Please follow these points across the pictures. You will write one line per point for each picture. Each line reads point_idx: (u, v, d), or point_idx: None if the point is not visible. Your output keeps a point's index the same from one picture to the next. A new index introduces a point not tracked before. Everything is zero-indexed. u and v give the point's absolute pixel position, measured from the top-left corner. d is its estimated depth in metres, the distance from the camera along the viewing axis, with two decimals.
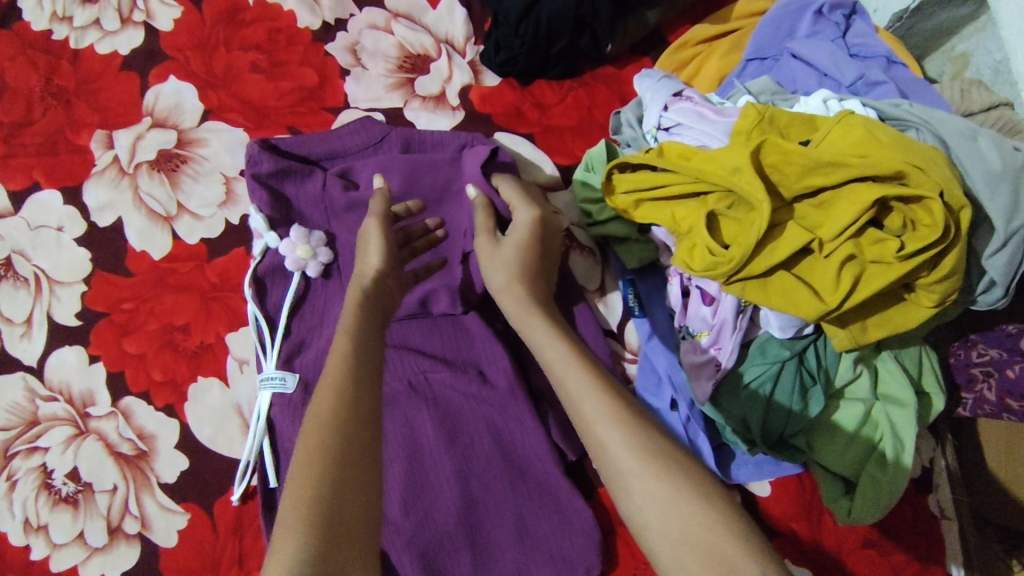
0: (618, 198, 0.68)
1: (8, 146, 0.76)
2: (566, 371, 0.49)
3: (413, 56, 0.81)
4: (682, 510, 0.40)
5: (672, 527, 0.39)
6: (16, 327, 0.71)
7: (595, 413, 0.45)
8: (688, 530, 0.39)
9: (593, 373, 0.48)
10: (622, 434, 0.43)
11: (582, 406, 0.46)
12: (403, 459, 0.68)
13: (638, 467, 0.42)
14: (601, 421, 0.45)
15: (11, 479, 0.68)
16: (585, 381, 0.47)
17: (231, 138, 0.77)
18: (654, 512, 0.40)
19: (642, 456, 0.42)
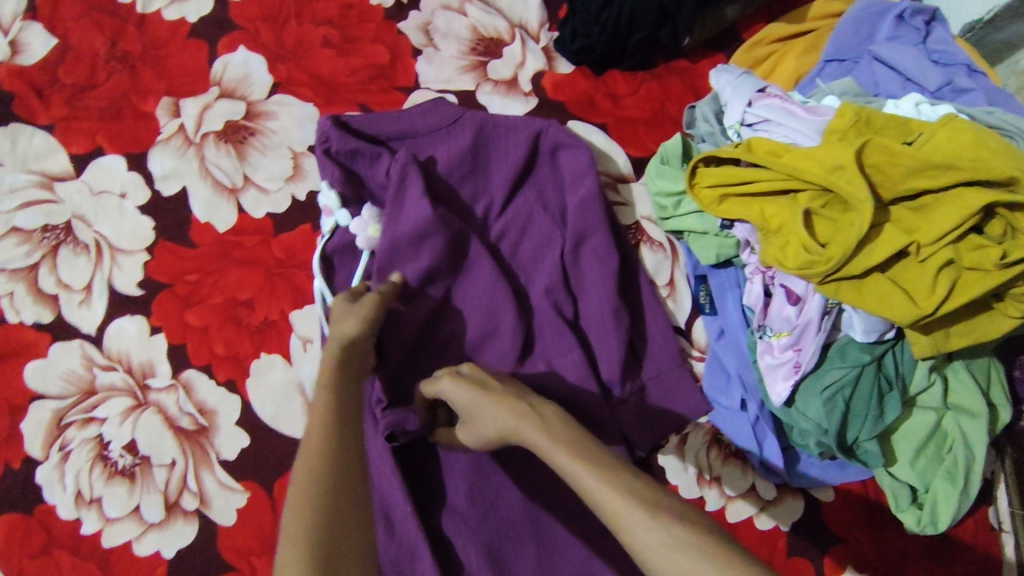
0: (702, 191, 0.66)
1: (71, 109, 0.74)
2: (561, 458, 0.48)
3: (486, 39, 0.80)
4: None
5: None
6: (75, 294, 0.69)
7: (607, 509, 0.43)
8: None
9: (591, 461, 0.46)
10: (644, 529, 0.41)
11: (593, 494, 0.44)
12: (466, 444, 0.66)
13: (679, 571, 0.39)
14: (614, 520, 0.43)
15: (65, 450, 0.66)
16: (585, 471, 0.46)
17: (301, 112, 0.76)
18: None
19: (673, 558, 0.39)
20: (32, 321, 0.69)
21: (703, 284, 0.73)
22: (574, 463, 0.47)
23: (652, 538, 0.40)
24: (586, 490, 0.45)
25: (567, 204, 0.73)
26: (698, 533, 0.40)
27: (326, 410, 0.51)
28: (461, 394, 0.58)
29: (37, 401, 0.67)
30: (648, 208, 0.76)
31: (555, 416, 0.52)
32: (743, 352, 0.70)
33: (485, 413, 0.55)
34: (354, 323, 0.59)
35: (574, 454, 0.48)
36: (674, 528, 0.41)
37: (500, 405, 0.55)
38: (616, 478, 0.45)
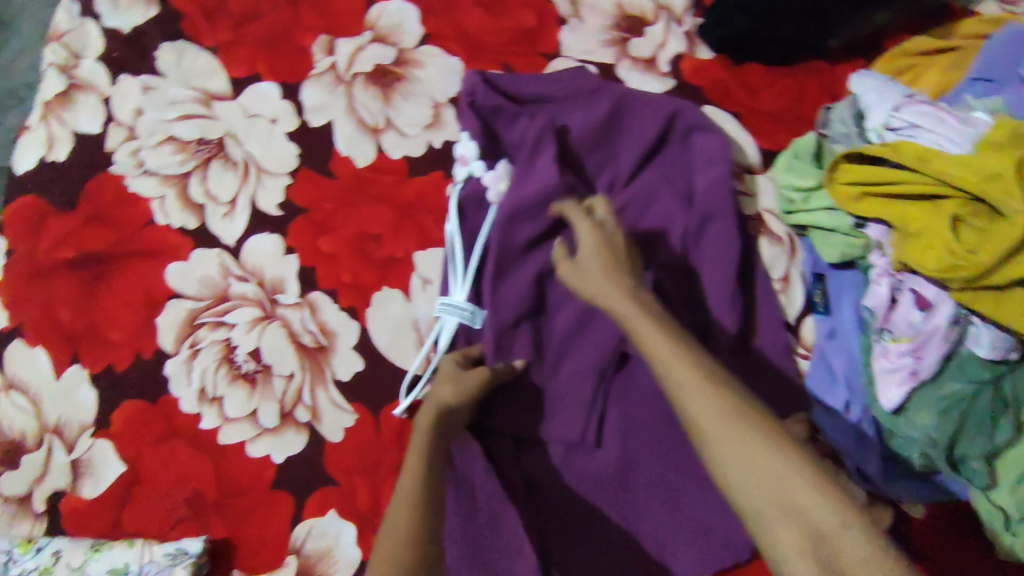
0: (843, 188, 0.67)
1: (235, 35, 0.78)
2: (653, 337, 0.53)
3: (632, 17, 0.81)
4: (754, 456, 0.46)
5: (736, 451, 0.47)
6: (220, 206, 0.74)
7: (673, 377, 0.51)
8: (748, 454, 0.46)
9: (672, 345, 0.52)
10: (702, 400, 0.49)
11: (675, 378, 0.51)
12: (577, 403, 0.67)
13: (726, 432, 0.47)
14: (676, 387, 0.50)
15: (194, 348, 0.70)
16: (665, 352, 0.52)
17: (447, 65, 0.79)
18: (725, 454, 0.47)
19: (719, 422, 0.48)
20: (178, 225, 0.73)
21: (820, 283, 0.74)
22: (663, 343, 0.53)
23: (705, 404, 0.49)
24: (659, 365, 0.52)
25: (694, 185, 0.73)
26: (744, 410, 0.48)
27: (416, 470, 0.56)
28: (586, 235, 0.63)
29: (174, 299, 0.71)
30: (772, 201, 0.76)
31: (649, 301, 0.58)
32: (853, 356, 0.70)
33: (592, 275, 0.60)
34: (449, 395, 0.60)
35: (661, 334, 0.53)
36: (727, 400, 0.49)
37: (612, 271, 0.59)
38: (691, 363, 0.51)
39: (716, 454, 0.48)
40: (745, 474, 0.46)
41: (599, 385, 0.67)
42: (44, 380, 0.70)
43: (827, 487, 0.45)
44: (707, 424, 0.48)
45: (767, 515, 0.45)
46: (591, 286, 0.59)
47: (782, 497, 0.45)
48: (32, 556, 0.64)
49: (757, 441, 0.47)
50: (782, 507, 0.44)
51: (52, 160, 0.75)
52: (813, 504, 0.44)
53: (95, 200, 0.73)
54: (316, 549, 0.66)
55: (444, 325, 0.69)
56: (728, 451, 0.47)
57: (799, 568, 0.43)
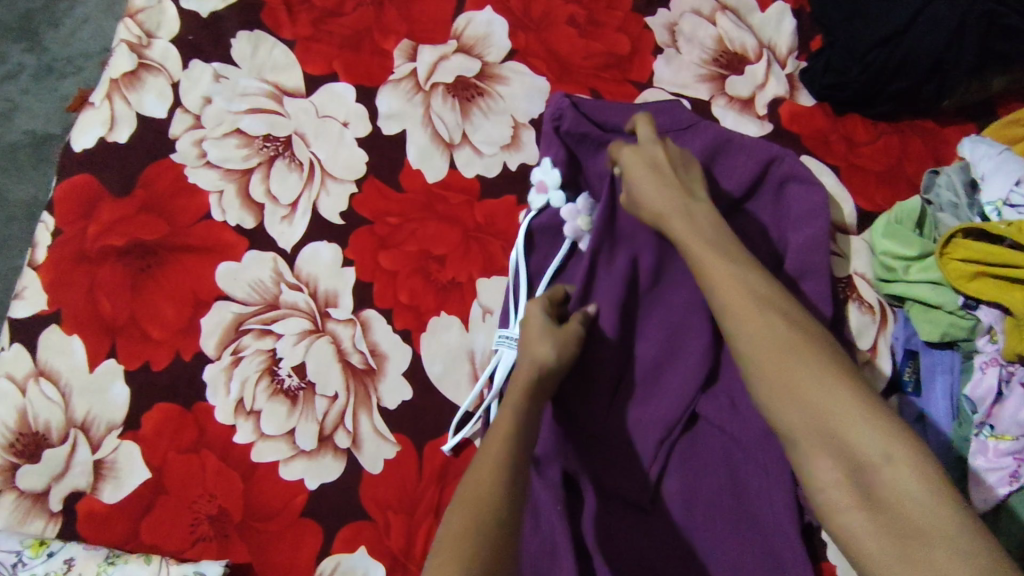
0: (953, 264, 0.61)
1: (315, 31, 0.75)
2: (698, 252, 0.53)
3: (731, 53, 0.76)
4: (788, 374, 0.45)
5: (769, 370, 0.46)
6: (280, 208, 0.70)
7: (724, 301, 0.50)
8: (782, 372, 0.45)
9: (726, 268, 0.51)
10: (751, 326, 0.48)
11: (716, 292, 0.51)
12: (641, 457, 0.63)
13: (762, 349, 0.47)
14: (721, 307, 0.50)
15: (237, 355, 0.66)
16: (718, 276, 0.51)
17: (532, 84, 0.74)
18: (769, 382, 0.46)
19: (761, 343, 0.47)
20: (234, 223, 0.70)
21: (912, 361, 0.67)
22: (709, 257, 0.53)
23: (754, 331, 0.47)
24: (706, 280, 0.52)
25: (787, 241, 0.68)
26: (797, 337, 0.46)
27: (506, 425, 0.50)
28: (629, 155, 0.62)
29: (222, 301, 0.67)
30: (865, 265, 0.70)
31: (710, 218, 0.57)
32: (942, 443, 0.63)
33: (654, 195, 0.59)
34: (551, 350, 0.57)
35: (717, 259, 0.52)
36: (780, 327, 0.47)
37: (669, 185, 0.59)
38: (745, 286, 0.50)
39: (756, 377, 0.47)
40: (788, 401, 0.44)
41: (665, 441, 0.63)
42: (77, 370, 0.66)
43: (880, 417, 0.43)
44: (750, 342, 0.47)
45: (804, 441, 0.44)
46: (653, 202, 0.59)
47: (824, 426, 0.43)
48: (43, 560, 0.60)
49: (808, 369, 0.45)
50: (820, 433, 0.43)
51: (110, 140, 0.71)
52: (862, 437, 0.42)
53: (151, 188, 0.70)
54: None
55: (504, 357, 0.64)
56: (769, 374, 0.46)
57: (837, 497, 0.42)
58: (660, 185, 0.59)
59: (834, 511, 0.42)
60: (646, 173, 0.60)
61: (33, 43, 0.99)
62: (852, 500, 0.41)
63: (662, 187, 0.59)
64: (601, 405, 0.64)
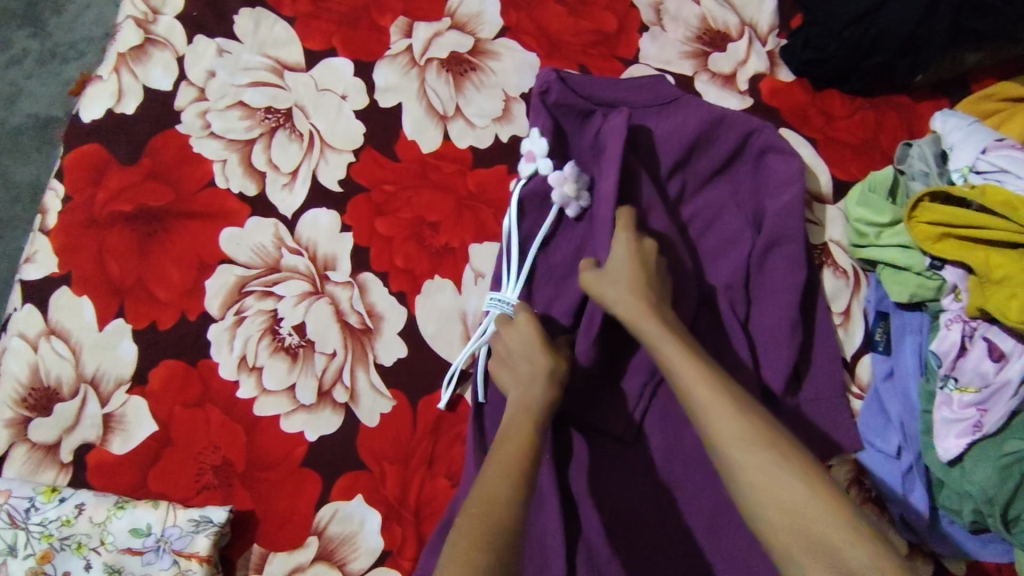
0: (921, 226, 0.64)
1: (315, 7, 0.78)
2: (673, 355, 0.54)
3: (714, 31, 0.80)
4: (775, 486, 0.46)
5: (755, 480, 0.46)
6: (281, 176, 0.73)
7: (700, 401, 0.51)
8: (768, 483, 0.46)
9: (700, 369, 0.52)
10: (729, 429, 0.49)
11: (693, 396, 0.51)
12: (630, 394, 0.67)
13: (744, 460, 0.47)
14: (701, 413, 0.50)
15: (240, 315, 0.69)
16: (694, 378, 0.52)
17: (523, 60, 0.78)
18: (754, 485, 0.46)
19: (742, 451, 0.47)
20: (237, 190, 0.73)
21: (882, 321, 0.71)
22: (686, 361, 0.53)
23: (734, 436, 0.48)
24: (683, 388, 0.52)
25: (765, 208, 0.72)
26: (776, 439, 0.48)
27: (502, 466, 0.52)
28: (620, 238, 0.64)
29: (225, 264, 0.70)
30: (839, 232, 0.74)
31: (672, 320, 0.59)
32: (911, 400, 0.67)
33: (621, 281, 0.60)
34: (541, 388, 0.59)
35: (691, 361, 0.53)
36: (755, 430, 0.48)
37: (637, 280, 0.60)
38: (718, 389, 0.51)
39: (742, 486, 0.47)
40: (776, 507, 0.45)
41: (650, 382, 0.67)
42: (86, 330, 0.69)
43: (862, 533, 0.44)
44: (728, 445, 0.48)
45: (796, 557, 0.44)
46: (617, 296, 0.60)
47: (814, 534, 0.44)
48: (55, 505, 0.63)
49: (787, 476, 0.46)
50: (812, 546, 0.44)
51: (118, 111, 0.74)
52: (851, 552, 0.43)
53: (157, 156, 0.73)
54: (339, 534, 0.64)
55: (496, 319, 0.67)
56: (755, 484, 0.46)
57: None
58: (637, 288, 0.60)
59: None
60: (626, 272, 0.61)
61: (38, 28, 1.02)
62: None
63: (637, 290, 0.60)
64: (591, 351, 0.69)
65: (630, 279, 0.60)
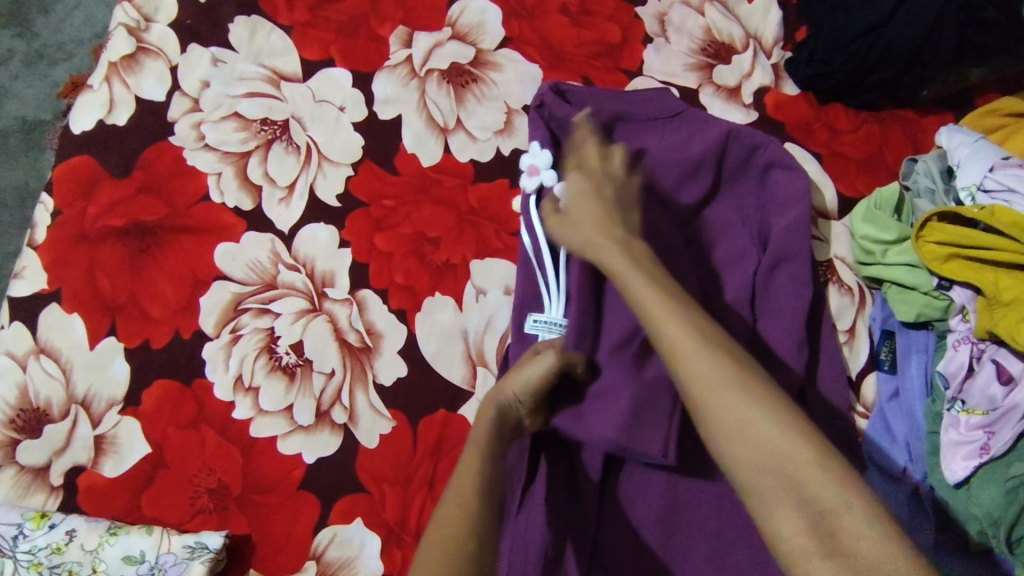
0: (927, 246, 0.64)
1: (312, 16, 0.76)
2: (634, 285, 0.50)
3: (719, 43, 0.79)
4: (742, 418, 0.42)
5: (723, 414, 0.43)
6: (278, 190, 0.71)
7: (667, 337, 0.46)
8: (736, 415, 0.43)
9: (664, 304, 0.48)
10: (696, 366, 0.44)
11: (657, 327, 0.47)
12: (657, 415, 0.62)
13: (710, 391, 0.44)
14: (664, 344, 0.46)
15: (236, 333, 0.68)
16: (660, 315, 0.47)
17: (525, 71, 0.76)
18: (725, 427, 0.43)
19: (706, 382, 0.44)
20: (232, 205, 0.71)
21: (888, 340, 0.70)
22: (648, 293, 0.49)
23: (702, 375, 0.44)
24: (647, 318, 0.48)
25: (770, 224, 0.71)
26: (740, 371, 0.44)
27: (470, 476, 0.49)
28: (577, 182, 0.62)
29: (220, 280, 0.69)
30: (845, 249, 0.73)
31: (647, 262, 0.54)
32: (915, 420, 0.67)
33: (586, 225, 0.58)
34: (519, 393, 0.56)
35: (660, 295, 0.49)
36: (725, 371, 0.44)
37: (603, 228, 0.57)
38: (686, 325, 0.46)
39: (709, 417, 0.44)
40: (744, 447, 0.42)
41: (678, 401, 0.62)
42: (77, 349, 0.67)
43: (830, 463, 0.41)
44: (693, 374, 0.44)
45: (764, 490, 0.41)
46: (580, 243, 0.58)
47: (788, 478, 0.40)
48: (44, 532, 0.61)
49: (758, 416, 0.42)
50: (780, 479, 0.41)
51: (109, 122, 0.72)
52: (823, 487, 0.40)
53: (150, 169, 0.71)
54: (337, 559, 0.63)
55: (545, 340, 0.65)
56: (721, 415, 0.43)
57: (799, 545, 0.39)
58: (601, 226, 0.57)
59: (799, 564, 0.39)
60: (588, 215, 0.59)
61: (26, 29, 1.00)
62: (813, 548, 0.39)
63: (597, 228, 0.57)
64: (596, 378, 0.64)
65: (599, 222, 0.57)
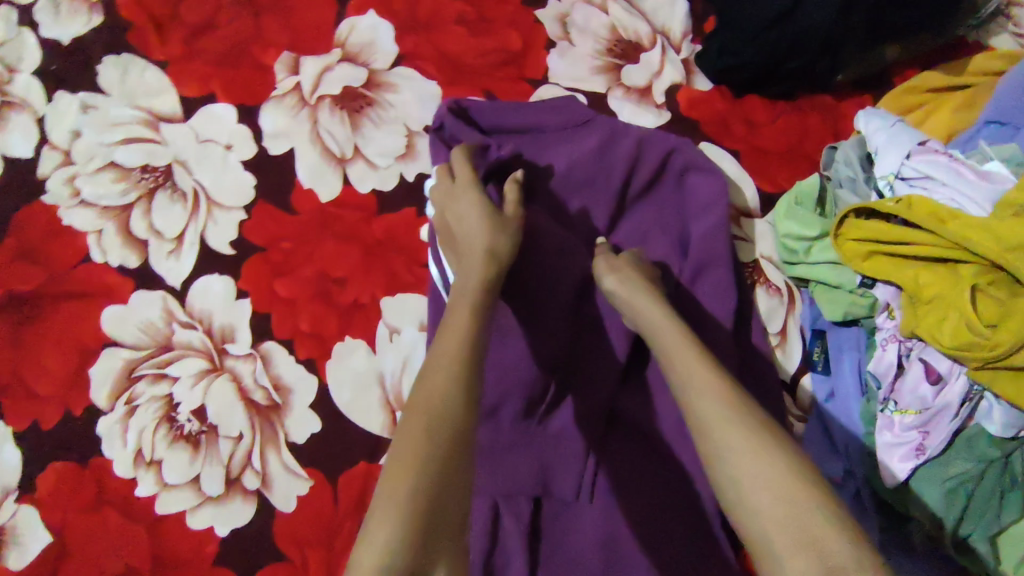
0: (849, 244, 0.61)
1: (187, 48, 0.70)
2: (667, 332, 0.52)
3: (625, 42, 0.75)
4: (762, 468, 0.41)
5: (745, 462, 0.42)
6: (165, 243, 0.66)
7: (692, 383, 0.47)
8: (756, 466, 0.41)
9: (687, 345, 0.50)
10: (715, 397, 0.45)
11: (683, 375, 0.48)
12: (575, 451, 0.63)
13: (731, 436, 0.43)
14: (690, 391, 0.46)
15: (132, 404, 0.63)
16: (682, 352, 0.50)
17: (423, 89, 0.72)
18: (735, 463, 0.42)
19: (726, 424, 0.43)
20: (117, 263, 0.65)
21: (819, 340, 0.69)
22: (676, 340, 0.51)
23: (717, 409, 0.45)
24: (675, 367, 0.49)
25: (689, 231, 0.68)
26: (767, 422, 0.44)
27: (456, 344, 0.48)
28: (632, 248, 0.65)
29: (111, 348, 0.64)
30: (770, 248, 0.71)
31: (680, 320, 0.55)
32: (853, 421, 0.65)
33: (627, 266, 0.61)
34: (487, 240, 0.56)
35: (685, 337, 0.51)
36: (742, 406, 0.45)
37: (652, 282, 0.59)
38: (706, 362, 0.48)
39: (728, 465, 0.42)
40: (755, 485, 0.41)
41: (595, 433, 0.64)
42: None
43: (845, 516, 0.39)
44: (712, 419, 0.44)
45: (776, 542, 0.39)
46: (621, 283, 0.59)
47: (802, 530, 0.38)
48: None
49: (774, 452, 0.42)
50: (795, 535, 0.38)
51: None
52: (836, 543, 0.38)
53: (23, 233, 0.66)
54: None
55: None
56: (741, 461, 0.42)
57: None
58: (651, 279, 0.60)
59: None
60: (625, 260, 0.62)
61: None
62: None
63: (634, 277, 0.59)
64: (510, 417, 0.63)
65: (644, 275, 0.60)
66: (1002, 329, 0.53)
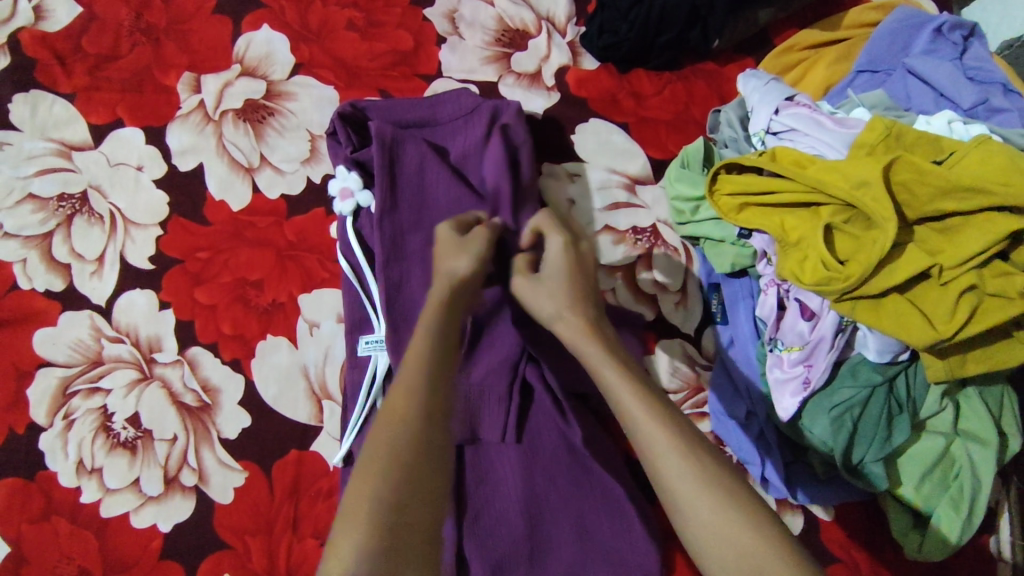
0: (722, 199, 0.65)
1: (92, 78, 0.74)
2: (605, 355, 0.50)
3: (512, 31, 0.79)
4: (707, 498, 0.42)
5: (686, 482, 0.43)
6: (87, 264, 0.70)
7: (626, 406, 0.47)
8: (699, 489, 0.43)
9: (655, 410, 0.46)
10: (662, 438, 0.45)
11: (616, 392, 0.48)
12: (494, 400, 0.65)
13: (671, 456, 0.44)
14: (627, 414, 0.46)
15: (69, 419, 0.66)
16: (650, 429, 0.45)
17: (321, 95, 0.75)
18: (725, 563, 0.41)
19: (671, 447, 0.44)
20: (43, 288, 0.69)
21: (716, 292, 0.73)
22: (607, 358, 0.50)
23: (713, 517, 0.42)
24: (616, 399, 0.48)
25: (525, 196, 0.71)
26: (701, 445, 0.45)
27: (419, 354, 0.48)
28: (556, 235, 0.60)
29: (44, 367, 0.67)
30: (665, 212, 0.75)
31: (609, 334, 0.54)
32: (751, 365, 0.69)
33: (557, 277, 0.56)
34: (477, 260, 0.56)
35: (651, 403, 0.47)
36: (717, 488, 0.43)
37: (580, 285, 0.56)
38: (673, 434, 0.45)
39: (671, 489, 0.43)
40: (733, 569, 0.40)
41: (513, 381, 0.66)
42: None
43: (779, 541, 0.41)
44: (652, 439, 0.45)
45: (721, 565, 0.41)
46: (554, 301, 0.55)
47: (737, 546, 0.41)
48: None
49: (731, 501, 0.42)
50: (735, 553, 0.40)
51: None
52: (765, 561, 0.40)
53: None
54: None
55: (378, 360, 0.65)
56: (685, 484, 0.43)
57: None
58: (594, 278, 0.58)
59: None
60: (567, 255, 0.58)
61: None
62: None
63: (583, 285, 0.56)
64: None
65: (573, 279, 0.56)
66: (872, 251, 0.55)
